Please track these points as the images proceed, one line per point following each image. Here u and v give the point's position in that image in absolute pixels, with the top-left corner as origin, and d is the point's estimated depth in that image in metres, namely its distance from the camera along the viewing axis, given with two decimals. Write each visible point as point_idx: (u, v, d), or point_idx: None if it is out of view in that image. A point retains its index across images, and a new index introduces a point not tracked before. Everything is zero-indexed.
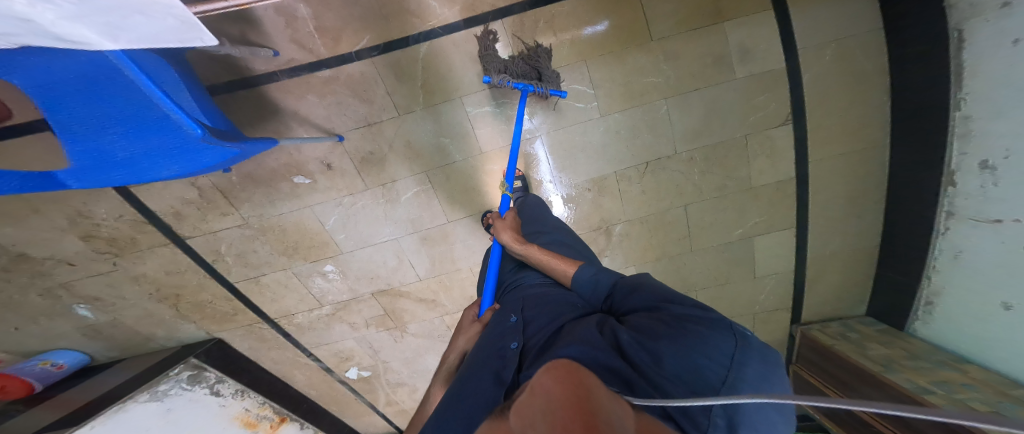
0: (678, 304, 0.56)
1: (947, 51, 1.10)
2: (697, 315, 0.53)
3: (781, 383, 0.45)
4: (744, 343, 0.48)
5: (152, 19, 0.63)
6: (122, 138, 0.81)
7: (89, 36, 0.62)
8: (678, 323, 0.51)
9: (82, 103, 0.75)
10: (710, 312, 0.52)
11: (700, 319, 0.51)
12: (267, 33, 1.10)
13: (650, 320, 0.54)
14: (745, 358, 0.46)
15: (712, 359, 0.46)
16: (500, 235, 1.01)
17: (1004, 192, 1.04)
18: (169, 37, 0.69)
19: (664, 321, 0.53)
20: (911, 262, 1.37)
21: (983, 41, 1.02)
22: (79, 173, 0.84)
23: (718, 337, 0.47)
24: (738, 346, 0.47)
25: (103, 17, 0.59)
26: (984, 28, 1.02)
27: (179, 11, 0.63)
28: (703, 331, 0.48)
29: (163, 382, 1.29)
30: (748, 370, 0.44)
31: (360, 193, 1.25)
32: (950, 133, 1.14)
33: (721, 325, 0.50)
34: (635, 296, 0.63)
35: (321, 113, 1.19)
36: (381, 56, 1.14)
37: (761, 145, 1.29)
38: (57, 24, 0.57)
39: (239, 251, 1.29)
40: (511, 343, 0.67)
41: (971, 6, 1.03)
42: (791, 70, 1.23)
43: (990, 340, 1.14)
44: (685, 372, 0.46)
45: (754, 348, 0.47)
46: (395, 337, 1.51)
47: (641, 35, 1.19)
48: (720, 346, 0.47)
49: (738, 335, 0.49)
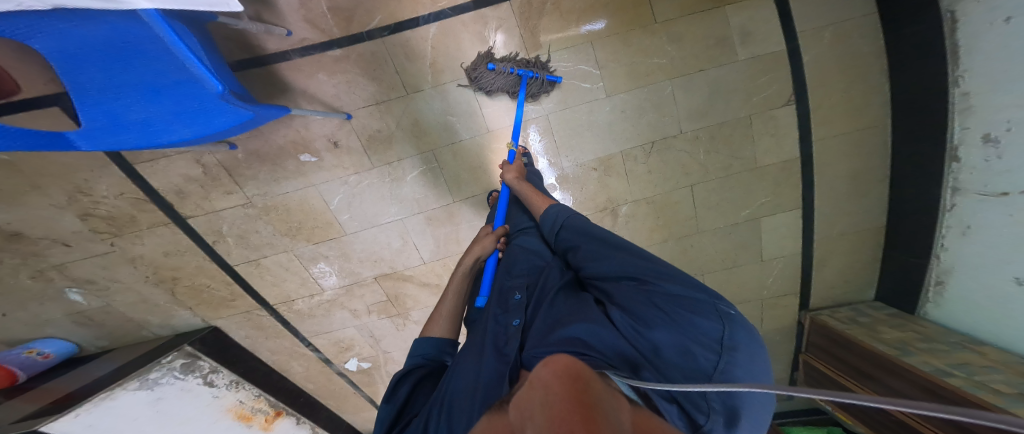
0: (668, 279, 0.59)
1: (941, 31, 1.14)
2: (687, 296, 0.57)
3: (756, 358, 0.55)
4: (729, 324, 0.54)
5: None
6: (139, 99, 0.81)
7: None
8: (672, 309, 0.55)
9: (103, 64, 0.75)
10: (702, 294, 0.57)
11: (692, 304, 0.55)
12: (281, 13, 1.14)
13: (642, 300, 0.58)
14: (733, 341, 0.53)
15: (703, 345, 0.52)
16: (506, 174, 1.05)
17: (1009, 164, 1.06)
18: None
19: (658, 305, 0.56)
20: (917, 242, 1.37)
21: (975, 20, 1.07)
22: (91, 134, 0.83)
23: (707, 323, 0.53)
24: (725, 329, 0.53)
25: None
26: (975, 8, 1.06)
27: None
28: (696, 319, 0.54)
29: (154, 370, 1.23)
30: (736, 355, 0.52)
31: (366, 171, 1.24)
32: (950, 110, 1.17)
33: (706, 306, 0.56)
34: (622, 264, 0.64)
35: (330, 91, 1.19)
36: (392, 36, 1.18)
37: (765, 125, 1.30)
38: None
39: (240, 232, 1.26)
40: (515, 319, 0.68)
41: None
42: (790, 52, 1.27)
43: (1006, 316, 1.13)
44: (680, 359, 0.52)
45: (736, 326, 0.55)
46: (397, 325, 1.47)
47: (644, 19, 1.23)
48: (709, 332, 0.53)
49: (722, 317, 0.55)
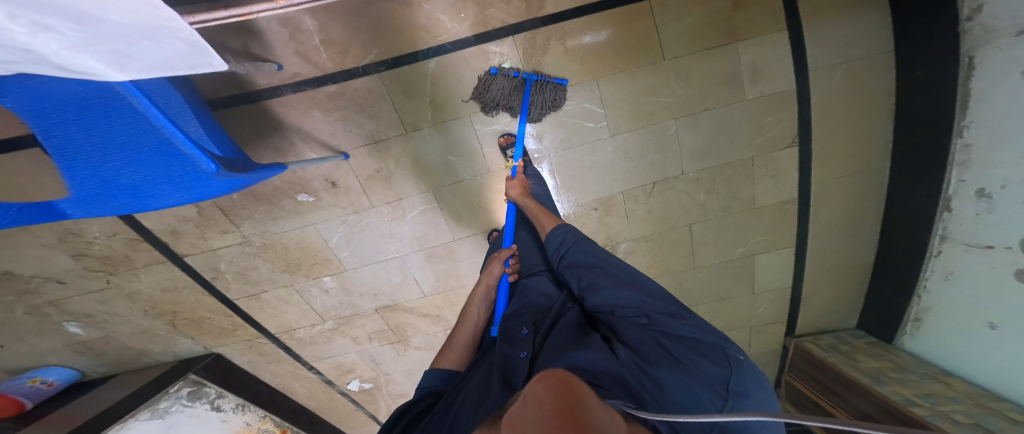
0: (671, 316, 0.59)
1: (956, 76, 1.09)
2: (695, 337, 0.56)
3: (772, 405, 0.51)
4: (738, 368, 0.52)
5: (161, 44, 0.62)
6: (123, 164, 0.77)
7: (96, 67, 0.60)
8: (677, 349, 0.54)
9: (82, 127, 0.71)
10: (711, 336, 0.56)
11: (700, 346, 0.54)
12: (270, 46, 1.07)
13: (646, 337, 0.57)
14: (742, 388, 0.50)
15: (710, 388, 0.49)
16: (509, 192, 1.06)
17: (999, 220, 1.08)
18: (177, 62, 0.67)
19: (662, 343, 0.55)
20: (902, 280, 1.42)
21: (992, 70, 1.01)
22: (80, 200, 0.79)
23: (715, 368, 0.51)
24: (734, 374, 0.51)
25: (110, 44, 0.58)
26: (996, 55, 1.00)
27: (189, 35, 0.61)
28: (703, 363, 0.52)
29: (163, 400, 1.27)
30: (746, 402, 0.49)
31: (365, 210, 1.22)
32: (950, 161, 1.17)
33: (716, 350, 0.54)
34: (625, 295, 0.64)
35: (326, 130, 1.15)
36: (389, 71, 1.12)
37: (767, 166, 1.30)
38: (62, 55, 0.55)
39: (239, 268, 1.26)
40: (521, 352, 0.69)
41: (987, 33, 1.00)
42: (800, 91, 1.24)
43: (974, 356, 1.21)
44: (685, 400, 0.49)
45: (747, 371, 0.53)
46: (398, 350, 1.50)
47: (652, 55, 1.18)
48: (716, 374, 0.51)
49: (731, 361, 0.53)
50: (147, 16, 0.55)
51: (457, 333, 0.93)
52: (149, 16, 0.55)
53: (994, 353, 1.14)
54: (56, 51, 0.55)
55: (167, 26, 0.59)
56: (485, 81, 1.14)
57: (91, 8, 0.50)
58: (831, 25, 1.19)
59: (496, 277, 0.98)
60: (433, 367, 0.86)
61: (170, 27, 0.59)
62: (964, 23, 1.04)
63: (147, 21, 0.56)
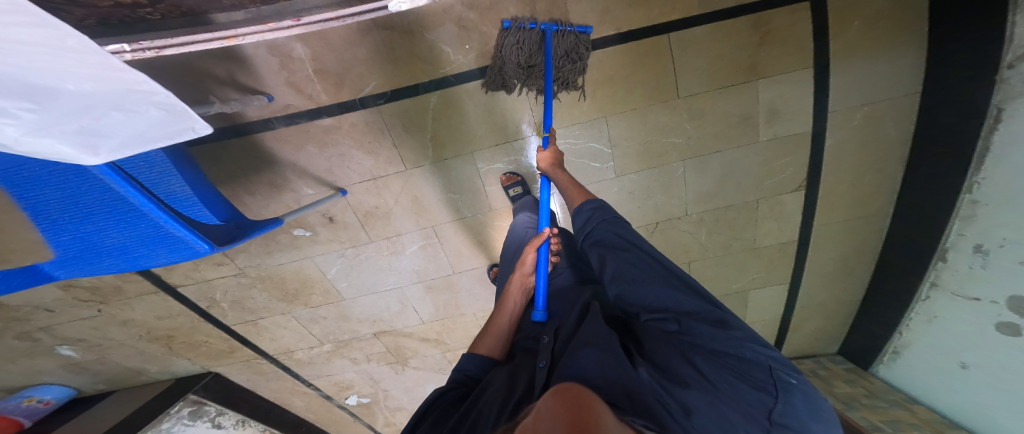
0: (704, 321, 0.51)
1: (981, 127, 1.05)
2: (733, 357, 0.48)
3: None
4: (784, 394, 0.45)
5: (132, 113, 0.55)
6: (105, 227, 0.73)
7: (64, 152, 0.54)
8: (710, 366, 0.46)
9: (61, 193, 0.67)
10: (749, 349, 0.49)
11: (738, 367, 0.47)
12: (260, 76, 1.01)
13: (673, 349, 0.50)
14: (787, 418, 0.42)
15: (747, 417, 0.42)
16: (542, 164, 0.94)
17: (990, 276, 1.11)
18: (154, 133, 0.59)
19: (690, 357, 0.48)
20: (885, 316, 1.48)
21: (1016, 126, 0.98)
22: (64, 262, 0.76)
23: (754, 393, 0.44)
24: (778, 402, 0.44)
25: (75, 122, 0.52)
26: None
27: (162, 98, 0.54)
28: (739, 386, 0.45)
29: (166, 420, 1.29)
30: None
31: (364, 245, 1.20)
32: (954, 212, 1.17)
33: (757, 373, 0.47)
34: (653, 293, 0.57)
35: (323, 165, 1.11)
36: (389, 104, 1.07)
37: (771, 209, 1.30)
38: (22, 141, 0.50)
39: (235, 298, 1.24)
40: (538, 361, 0.60)
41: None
42: (814, 134, 1.21)
43: (941, 391, 1.30)
44: (718, 430, 0.41)
45: (795, 397, 0.45)
46: (396, 370, 1.53)
47: (665, 93, 1.13)
48: (754, 403, 0.43)
49: (776, 386, 0.45)
50: (111, 80, 0.49)
51: (494, 317, 0.82)
52: (113, 79, 0.49)
53: (963, 392, 1.22)
54: (16, 137, 0.49)
55: (134, 89, 0.51)
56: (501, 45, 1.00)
57: (41, 76, 0.45)
58: (858, 63, 1.13)
59: (530, 266, 0.88)
60: (467, 352, 0.76)
61: (139, 91, 0.51)
62: (1003, 70, 0.98)
63: (112, 86, 0.49)
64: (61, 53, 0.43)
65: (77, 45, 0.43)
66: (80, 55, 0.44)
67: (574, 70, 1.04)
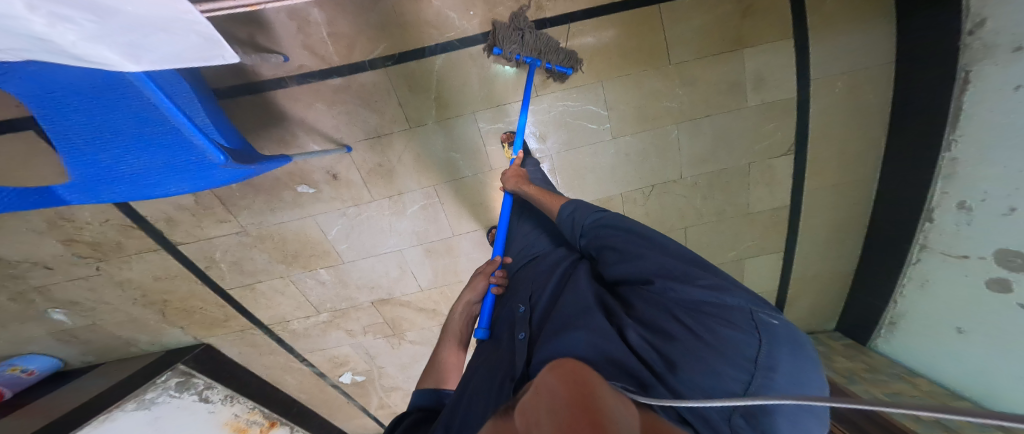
0: (682, 280, 0.52)
1: (951, 90, 1.13)
2: (714, 303, 0.49)
3: (807, 379, 0.44)
4: (768, 336, 0.45)
5: (175, 36, 0.59)
6: (125, 152, 0.75)
7: (109, 58, 0.57)
8: (694, 318, 0.48)
9: (83, 116, 0.69)
10: (728, 298, 0.49)
11: (719, 314, 0.48)
12: (277, 37, 1.07)
13: (660, 311, 0.52)
14: (772, 361, 0.43)
15: (733, 362, 0.43)
16: (508, 183, 1.05)
17: (975, 232, 1.14)
18: (189, 56, 0.65)
19: (676, 314, 0.50)
20: (881, 286, 1.50)
21: (987, 84, 1.05)
22: (78, 188, 0.78)
23: (742, 337, 0.44)
24: (763, 345, 0.44)
25: (125, 37, 0.56)
26: (992, 71, 1.04)
27: (203, 27, 0.59)
28: (723, 332, 0.45)
29: (150, 390, 1.25)
30: (777, 376, 0.42)
31: (366, 204, 1.22)
32: (936, 173, 1.22)
33: (740, 317, 0.47)
34: (633, 264, 0.59)
35: (330, 123, 1.15)
36: (396, 66, 1.12)
37: (763, 173, 1.35)
38: (78, 46, 0.54)
39: (235, 258, 1.24)
40: (518, 333, 0.66)
41: (986, 47, 1.04)
42: (799, 101, 1.27)
43: (941, 362, 1.28)
44: (703, 378, 0.43)
45: (779, 339, 0.45)
46: (393, 344, 1.50)
47: (658, 59, 1.20)
48: (741, 349, 0.43)
49: (760, 328, 0.45)
50: (164, 7, 0.53)
51: (439, 353, 0.84)
52: (166, 7, 0.53)
53: (959, 357, 1.22)
54: (73, 42, 0.53)
55: (183, 18, 0.56)
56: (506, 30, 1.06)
57: None
58: (835, 35, 1.22)
59: (480, 293, 0.95)
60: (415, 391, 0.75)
61: (185, 19, 0.56)
62: (965, 37, 1.08)
63: (163, 12, 0.54)
64: None
65: None
66: None
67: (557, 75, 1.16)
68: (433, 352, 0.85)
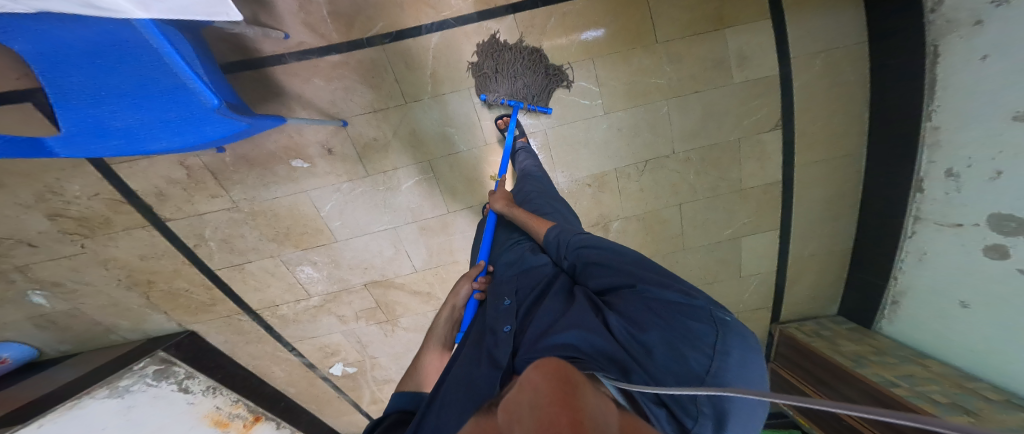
0: (660, 285, 0.55)
1: (924, 64, 1.19)
2: (680, 301, 0.52)
3: (755, 365, 0.49)
4: (725, 328, 0.49)
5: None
6: (123, 105, 0.76)
7: (121, 4, 0.60)
8: (667, 313, 0.52)
9: (82, 70, 0.70)
10: (694, 298, 0.51)
11: (685, 308, 0.51)
12: (277, 15, 1.11)
13: (636, 305, 0.55)
14: (726, 347, 0.47)
15: (697, 349, 0.48)
16: (494, 203, 1.05)
17: (966, 198, 1.15)
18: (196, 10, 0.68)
19: (650, 308, 0.53)
20: (879, 264, 1.48)
21: (954, 57, 1.12)
22: (68, 140, 0.78)
23: (703, 328, 0.49)
24: (720, 334, 0.48)
25: None
26: (958, 44, 1.10)
27: None
28: (688, 323, 0.49)
29: (125, 377, 1.17)
30: (730, 361, 0.47)
31: (360, 179, 1.22)
32: (921, 143, 1.25)
33: (701, 310, 0.51)
34: (614, 272, 0.62)
35: (326, 98, 1.17)
36: (393, 43, 1.16)
37: (753, 149, 1.37)
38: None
39: (224, 236, 1.22)
40: (504, 325, 0.65)
41: (950, 22, 1.11)
42: (782, 79, 1.32)
43: (951, 341, 1.25)
44: (673, 363, 0.48)
45: (733, 331, 0.49)
46: (386, 331, 1.45)
47: (645, 38, 1.25)
48: (702, 337, 0.48)
49: (717, 322, 0.49)
50: None
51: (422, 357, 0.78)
52: None
53: (969, 332, 1.19)
54: None
55: None
56: (486, 71, 1.20)
57: None
58: (811, 17, 1.28)
59: (463, 299, 0.89)
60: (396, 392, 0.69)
61: None
62: (928, 15, 1.15)
63: None
64: None
65: None
66: None
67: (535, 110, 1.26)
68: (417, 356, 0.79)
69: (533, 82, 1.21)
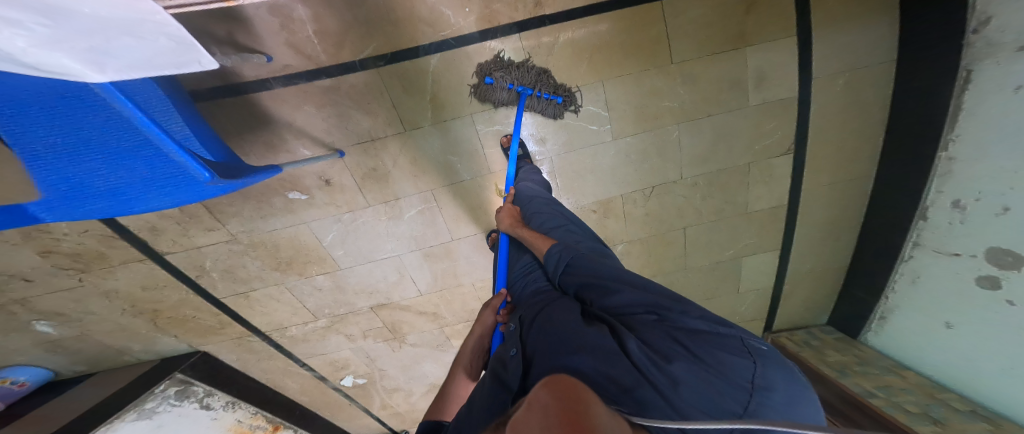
0: (682, 311, 0.52)
1: (951, 89, 1.12)
2: (709, 330, 0.49)
3: (803, 401, 0.42)
4: (763, 359, 0.44)
5: (142, 39, 0.55)
6: (101, 166, 0.70)
7: (69, 66, 0.53)
8: (693, 342, 0.47)
9: (50, 128, 0.64)
10: (722, 327, 0.49)
11: (716, 337, 0.47)
12: (257, 35, 1.00)
13: (658, 332, 0.50)
14: (767, 381, 0.42)
15: (730, 383, 0.42)
16: (500, 220, 1.02)
17: (968, 230, 1.15)
18: (160, 59, 0.60)
19: (674, 337, 0.48)
20: (872, 282, 1.52)
21: (986, 84, 1.04)
22: (51, 204, 0.73)
23: (739, 360, 0.44)
24: (759, 366, 0.43)
25: (87, 40, 0.51)
26: (993, 70, 1.02)
27: (174, 29, 0.55)
28: (721, 354, 0.44)
29: (150, 400, 1.22)
30: (775, 397, 0.41)
31: (361, 209, 1.19)
32: (932, 171, 1.22)
33: (735, 341, 0.47)
34: (629, 291, 0.59)
35: (320, 126, 1.11)
36: (388, 66, 1.07)
37: (762, 172, 1.35)
38: (29, 53, 0.48)
39: (226, 266, 1.21)
40: (512, 349, 0.61)
41: (992, 45, 1.01)
42: (800, 99, 1.26)
43: (928, 356, 1.32)
44: (703, 403, 0.40)
45: (773, 361, 0.44)
46: (393, 347, 1.49)
47: (660, 58, 1.16)
48: (739, 371, 0.43)
49: (754, 352, 0.45)
50: (129, 9, 0.48)
51: (449, 384, 0.80)
52: (131, 9, 0.49)
53: (949, 351, 1.25)
54: (24, 49, 0.47)
55: (154, 20, 0.52)
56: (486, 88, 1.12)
57: None
58: (838, 31, 1.19)
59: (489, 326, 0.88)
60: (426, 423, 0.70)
61: (154, 21, 0.52)
62: (969, 35, 1.05)
63: (129, 13, 0.49)
64: None
65: None
66: None
67: (546, 107, 1.16)
68: (443, 393, 0.79)
69: (540, 110, 1.16)
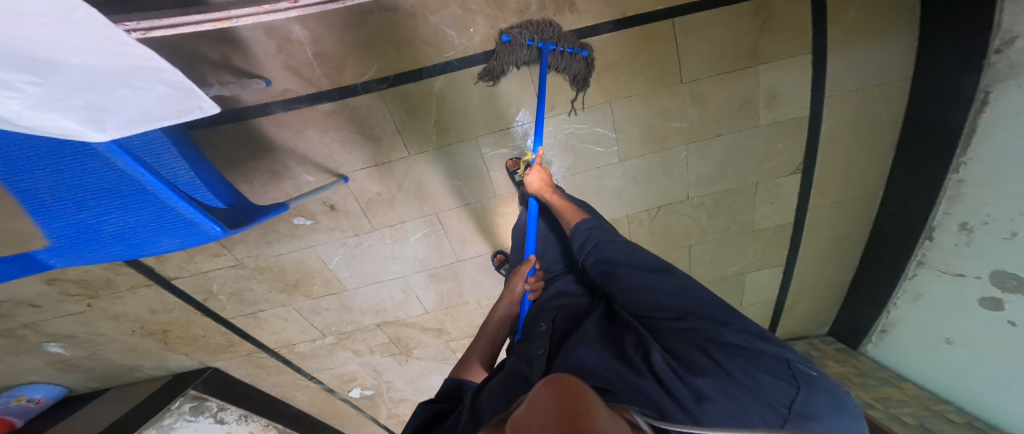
0: (719, 323, 0.47)
1: (966, 111, 1.08)
2: (747, 347, 0.45)
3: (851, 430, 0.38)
4: (808, 386, 0.41)
5: (140, 91, 0.51)
6: (104, 213, 0.68)
7: (70, 128, 0.50)
8: (727, 359, 0.43)
9: (52, 179, 0.62)
10: (761, 344, 0.45)
11: (753, 356, 0.44)
12: (255, 58, 0.97)
13: (687, 341, 0.46)
14: (809, 407, 0.38)
15: (762, 402, 0.38)
16: (529, 176, 0.95)
17: (974, 253, 1.14)
18: (160, 111, 0.55)
19: (706, 349, 0.44)
20: (874, 297, 1.52)
21: (1004, 107, 1.00)
22: (58, 250, 0.72)
23: (777, 383, 0.40)
24: (799, 392, 0.40)
25: (82, 97, 0.48)
26: (1014, 93, 0.98)
27: (170, 75, 0.50)
28: (756, 374, 0.41)
29: (166, 417, 1.26)
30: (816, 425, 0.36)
31: (366, 233, 1.19)
32: (941, 193, 1.20)
33: (775, 363, 0.43)
34: (653, 293, 0.54)
35: (323, 152, 1.10)
36: (391, 89, 1.04)
37: (769, 192, 1.34)
38: (26, 116, 0.46)
39: (233, 290, 1.21)
40: (538, 348, 0.59)
41: (1012, 68, 0.97)
42: (812, 116, 1.23)
43: (927, 368, 1.34)
44: (731, 421, 0.37)
45: (820, 389, 0.41)
46: (400, 361, 1.51)
47: (669, 78, 1.13)
48: (774, 395, 0.39)
49: (798, 378, 0.42)
50: (117, 56, 0.45)
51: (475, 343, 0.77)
52: (119, 55, 0.45)
53: (948, 366, 1.27)
54: (19, 112, 0.45)
55: (144, 65, 0.47)
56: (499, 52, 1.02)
57: (46, 48, 0.41)
58: (854, 47, 1.15)
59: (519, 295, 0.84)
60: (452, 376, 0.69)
61: (148, 68, 0.48)
62: (991, 56, 1.00)
63: (119, 61, 0.45)
64: (69, 26, 0.39)
65: (86, 17, 0.39)
66: (88, 28, 0.40)
67: (571, 63, 1.05)
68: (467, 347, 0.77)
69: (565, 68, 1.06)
